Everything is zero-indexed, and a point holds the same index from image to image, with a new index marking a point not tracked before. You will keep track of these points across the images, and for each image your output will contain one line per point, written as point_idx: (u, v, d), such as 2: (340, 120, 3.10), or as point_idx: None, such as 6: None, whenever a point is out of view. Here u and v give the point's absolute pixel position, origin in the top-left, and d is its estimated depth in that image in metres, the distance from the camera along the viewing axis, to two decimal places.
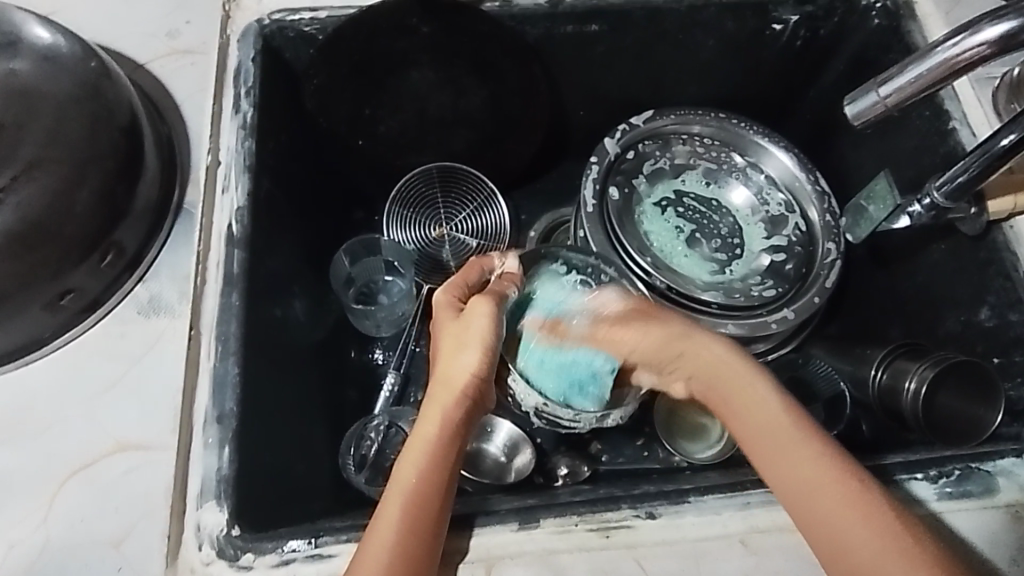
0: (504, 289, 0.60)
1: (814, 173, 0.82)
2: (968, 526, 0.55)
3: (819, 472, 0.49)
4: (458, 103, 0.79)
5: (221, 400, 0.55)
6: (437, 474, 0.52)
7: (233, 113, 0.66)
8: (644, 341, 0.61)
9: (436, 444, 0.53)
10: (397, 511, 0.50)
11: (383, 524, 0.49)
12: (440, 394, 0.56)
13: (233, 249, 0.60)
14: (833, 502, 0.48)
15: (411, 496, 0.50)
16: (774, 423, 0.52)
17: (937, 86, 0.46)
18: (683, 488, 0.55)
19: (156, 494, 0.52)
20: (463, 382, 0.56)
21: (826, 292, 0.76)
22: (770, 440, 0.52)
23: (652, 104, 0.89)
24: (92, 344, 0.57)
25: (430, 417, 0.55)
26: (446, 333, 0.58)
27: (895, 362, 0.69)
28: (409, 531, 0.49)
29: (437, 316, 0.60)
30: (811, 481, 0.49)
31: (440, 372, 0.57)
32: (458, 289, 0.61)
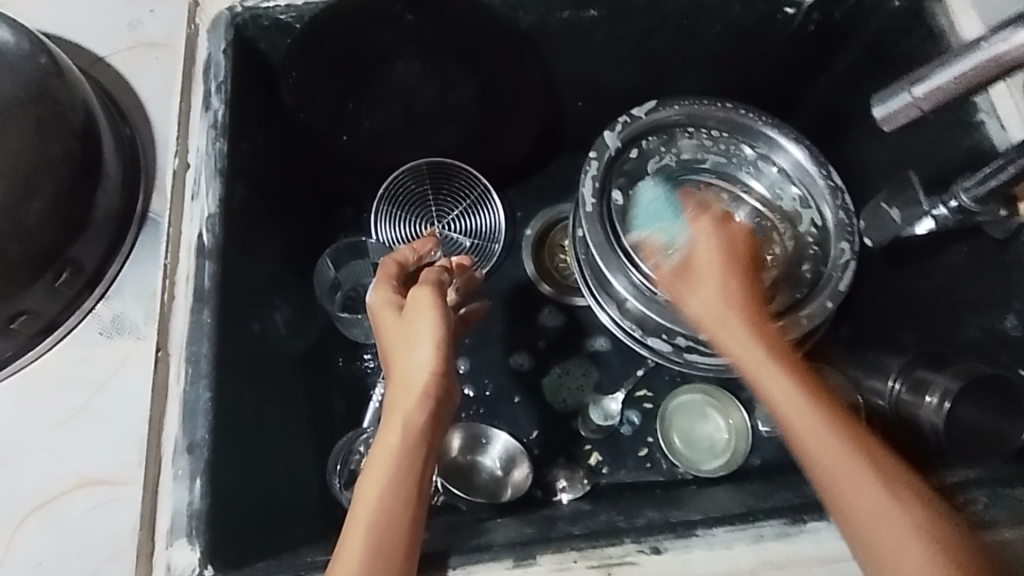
0: (439, 278, 0.57)
1: (827, 167, 0.77)
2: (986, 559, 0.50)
3: (871, 480, 0.47)
4: (446, 97, 0.76)
5: (192, 428, 0.51)
6: (402, 493, 0.48)
7: (203, 111, 0.61)
8: (718, 302, 0.57)
9: (399, 453, 0.49)
10: (366, 533, 0.47)
11: (352, 551, 0.46)
12: (400, 401, 0.51)
13: (203, 260, 0.55)
14: (884, 518, 0.45)
15: (376, 523, 0.47)
16: (829, 428, 0.48)
17: (976, 88, 0.42)
18: (692, 520, 0.52)
19: (122, 533, 0.48)
20: (421, 384, 0.51)
21: (839, 296, 0.72)
22: (815, 438, 0.48)
23: (653, 93, 0.84)
24: (50, 368, 0.52)
25: (389, 426, 0.50)
26: (389, 335, 0.54)
27: (916, 372, 0.64)
28: (380, 561, 0.46)
29: (375, 319, 0.56)
30: (864, 485, 0.46)
31: (397, 377, 0.52)
32: (389, 287, 0.58)
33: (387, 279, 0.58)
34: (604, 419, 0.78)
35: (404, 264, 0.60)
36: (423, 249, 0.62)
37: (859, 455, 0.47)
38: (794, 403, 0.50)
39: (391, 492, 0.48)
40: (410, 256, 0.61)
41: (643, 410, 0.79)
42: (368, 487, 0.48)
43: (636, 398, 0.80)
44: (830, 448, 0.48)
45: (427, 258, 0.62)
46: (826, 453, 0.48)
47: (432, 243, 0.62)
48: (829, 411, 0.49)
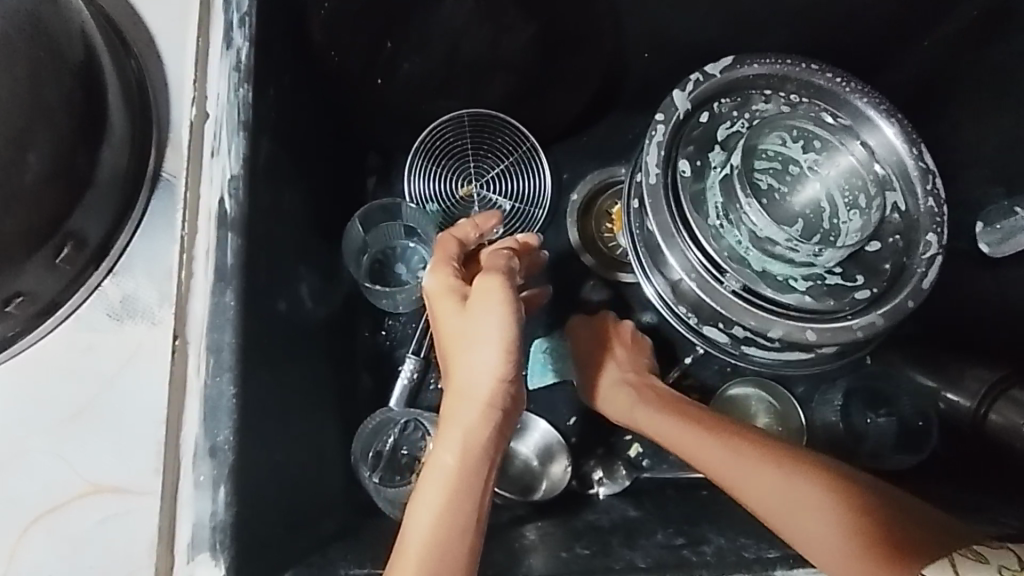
0: (507, 263, 0.48)
1: (920, 145, 0.70)
2: None
3: (777, 480, 0.49)
4: (497, 40, 0.68)
5: (214, 429, 0.44)
6: (457, 516, 0.43)
7: (224, 49, 0.51)
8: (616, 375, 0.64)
9: (461, 472, 0.44)
10: (418, 561, 0.42)
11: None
12: (459, 411, 0.44)
13: (226, 233, 0.48)
14: (798, 511, 0.47)
15: (430, 547, 0.42)
16: (736, 456, 0.52)
17: None
18: (769, 557, 0.47)
19: (139, 548, 0.43)
20: (487, 393, 0.44)
21: (921, 294, 0.66)
22: (722, 465, 0.52)
23: (729, 47, 0.74)
24: (52, 354, 0.46)
25: (445, 437, 0.44)
26: (451, 329, 0.47)
27: (1009, 392, 0.62)
28: None
29: (435, 307, 0.49)
30: (784, 495, 0.48)
31: (458, 379, 0.45)
32: (449, 271, 0.50)
33: (446, 260, 0.51)
34: None
35: (465, 243, 0.54)
36: (484, 225, 0.56)
37: (763, 462, 0.50)
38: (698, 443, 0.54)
39: (448, 516, 0.43)
40: (471, 236, 0.55)
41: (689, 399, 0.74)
42: (421, 507, 0.43)
43: (683, 386, 0.75)
44: (734, 470, 0.51)
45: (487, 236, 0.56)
46: (737, 479, 0.51)
47: (495, 219, 0.56)
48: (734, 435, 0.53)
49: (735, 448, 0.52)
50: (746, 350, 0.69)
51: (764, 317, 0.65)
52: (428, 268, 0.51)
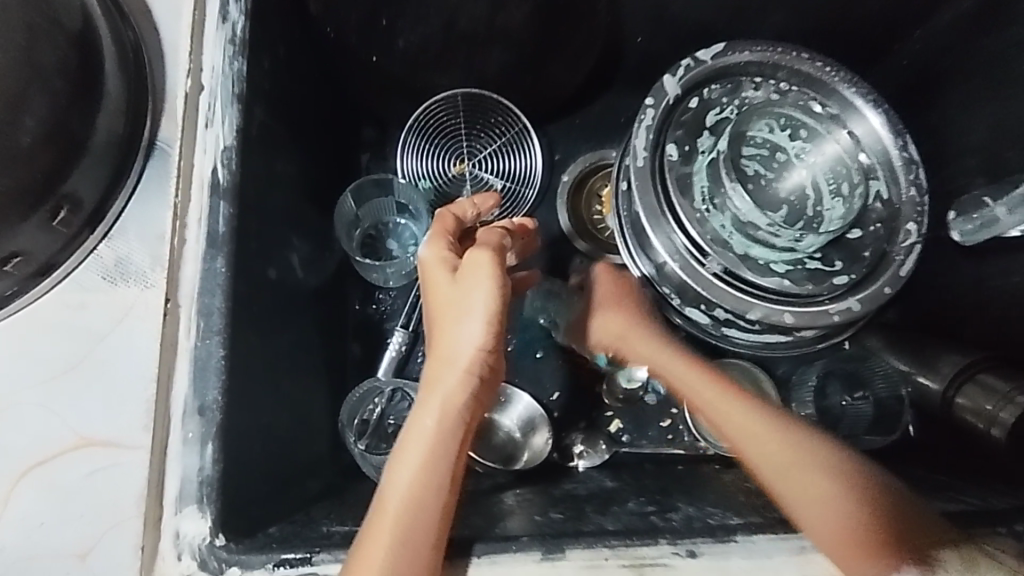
0: (500, 240, 0.50)
1: (903, 136, 0.72)
2: None
3: (800, 446, 0.54)
4: (493, 19, 0.69)
5: (203, 388, 0.46)
6: (433, 476, 0.45)
7: (219, 21, 0.52)
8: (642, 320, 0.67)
9: (439, 436, 0.46)
10: (397, 518, 0.44)
11: (381, 539, 0.43)
12: (441, 377, 0.47)
13: (218, 201, 0.49)
14: (817, 477, 0.52)
15: (404, 508, 0.44)
16: (760, 419, 0.57)
17: None
18: (731, 524, 0.48)
19: (128, 500, 0.45)
20: (466, 360, 0.47)
21: (898, 281, 0.68)
22: (763, 442, 0.55)
23: (723, 32, 0.74)
24: (46, 313, 0.47)
25: (427, 404, 0.47)
26: (439, 299, 0.49)
27: (978, 378, 0.61)
28: (402, 540, 0.43)
29: (427, 277, 0.50)
30: (800, 462, 0.53)
31: (440, 348, 0.48)
32: (445, 243, 0.52)
33: (443, 233, 0.53)
34: (628, 382, 0.74)
35: (462, 219, 0.55)
36: (482, 204, 0.57)
37: (788, 428, 0.56)
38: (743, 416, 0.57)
39: (426, 476, 0.45)
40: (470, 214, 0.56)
41: None
42: (401, 469, 0.45)
43: None
44: (772, 450, 0.54)
45: (484, 215, 0.58)
46: (761, 440, 0.55)
47: (493, 200, 0.57)
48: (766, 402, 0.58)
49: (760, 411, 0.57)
50: (726, 331, 0.71)
51: (745, 300, 0.67)
52: (424, 239, 0.53)
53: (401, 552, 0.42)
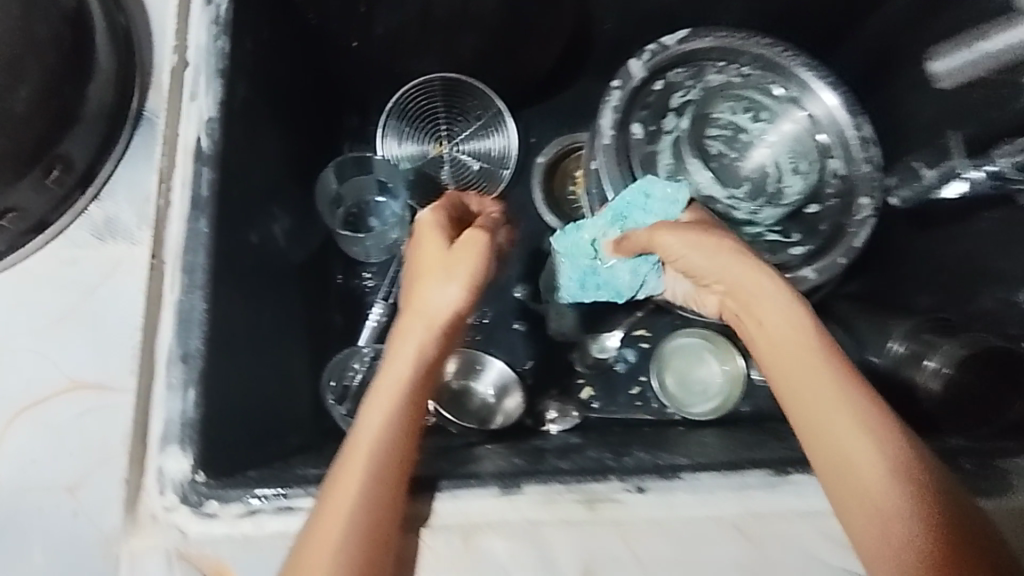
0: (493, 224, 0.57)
1: (860, 116, 0.74)
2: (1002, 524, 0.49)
3: (870, 447, 0.45)
4: (467, 6, 0.73)
5: (185, 338, 0.50)
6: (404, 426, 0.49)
7: (204, 2, 0.56)
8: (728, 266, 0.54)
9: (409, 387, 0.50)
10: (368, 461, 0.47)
11: (352, 478, 0.46)
12: (410, 327, 0.51)
13: (201, 167, 0.53)
14: (871, 464, 0.45)
15: (374, 449, 0.47)
16: (843, 420, 0.46)
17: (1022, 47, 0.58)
18: (678, 464, 0.52)
19: (115, 438, 0.48)
20: (441, 319, 0.52)
21: (852, 252, 0.71)
22: (838, 439, 0.46)
23: (687, 20, 0.78)
24: (41, 267, 0.51)
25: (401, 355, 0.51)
26: (425, 263, 0.54)
27: (922, 336, 0.65)
28: (375, 480, 0.46)
29: (421, 238, 0.55)
30: (864, 449, 0.46)
31: (415, 303, 0.52)
32: (443, 214, 0.57)
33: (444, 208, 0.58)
34: (600, 351, 0.80)
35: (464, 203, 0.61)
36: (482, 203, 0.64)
37: (877, 442, 0.46)
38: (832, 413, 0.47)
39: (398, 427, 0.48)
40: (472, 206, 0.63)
41: (639, 349, 0.81)
42: (371, 413, 0.49)
43: (635, 337, 0.81)
44: (850, 443, 0.46)
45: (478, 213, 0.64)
46: (825, 422, 0.47)
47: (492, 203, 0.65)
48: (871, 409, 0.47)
49: (845, 411, 0.47)
50: None
51: None
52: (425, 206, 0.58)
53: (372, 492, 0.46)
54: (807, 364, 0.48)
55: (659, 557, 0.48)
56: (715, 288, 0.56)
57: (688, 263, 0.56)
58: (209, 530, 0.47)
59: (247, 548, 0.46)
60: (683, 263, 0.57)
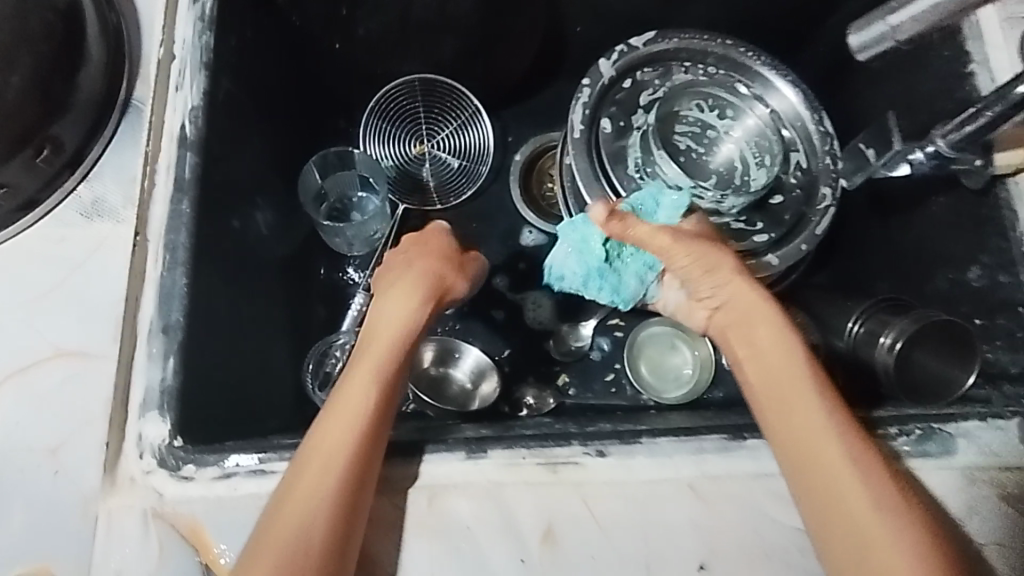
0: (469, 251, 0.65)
1: (819, 111, 0.77)
2: (929, 485, 0.54)
3: (853, 472, 0.47)
4: (443, 9, 0.77)
5: (167, 310, 0.53)
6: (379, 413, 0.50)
7: (191, 1, 0.60)
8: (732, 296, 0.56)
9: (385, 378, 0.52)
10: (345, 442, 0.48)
11: (328, 457, 0.47)
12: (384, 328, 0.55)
13: (185, 152, 0.57)
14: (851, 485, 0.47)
15: (351, 435, 0.48)
16: (828, 447, 0.48)
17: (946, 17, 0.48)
18: (638, 428, 0.54)
19: (96, 402, 0.50)
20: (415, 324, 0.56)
21: (814, 239, 0.74)
22: (816, 450, 0.48)
23: (655, 23, 0.82)
24: (30, 244, 0.54)
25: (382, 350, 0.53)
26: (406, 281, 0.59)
27: (877, 315, 0.67)
28: (349, 466, 0.47)
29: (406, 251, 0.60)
30: (848, 473, 0.47)
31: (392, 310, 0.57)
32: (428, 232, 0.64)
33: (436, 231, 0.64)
34: (577, 341, 0.81)
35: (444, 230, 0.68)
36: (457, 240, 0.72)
37: (857, 469, 0.47)
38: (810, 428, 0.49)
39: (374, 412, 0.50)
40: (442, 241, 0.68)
41: (614, 337, 0.82)
42: (344, 400, 0.50)
43: (609, 326, 0.82)
44: (829, 456, 0.48)
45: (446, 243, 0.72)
46: (806, 439, 0.49)
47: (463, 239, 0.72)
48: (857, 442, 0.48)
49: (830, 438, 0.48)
50: None
51: None
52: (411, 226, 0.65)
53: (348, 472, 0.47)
54: (800, 395, 0.50)
55: (615, 515, 0.51)
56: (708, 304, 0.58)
57: (690, 271, 0.57)
58: (186, 492, 0.49)
59: (221, 509, 0.48)
60: (684, 269, 0.58)
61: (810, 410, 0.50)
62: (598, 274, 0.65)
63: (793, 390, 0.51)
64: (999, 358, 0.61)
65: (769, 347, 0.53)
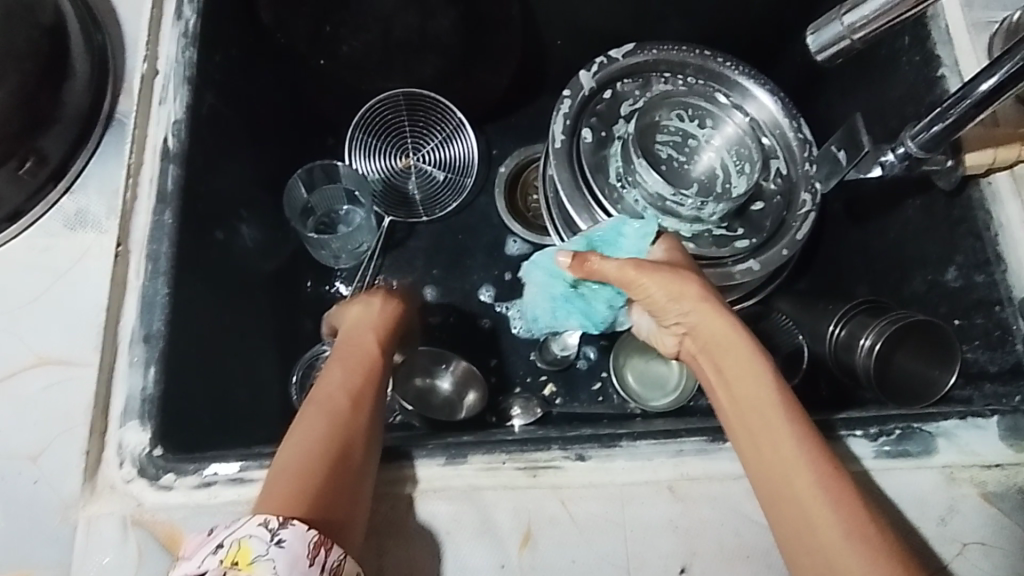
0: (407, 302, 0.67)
1: (797, 119, 0.77)
2: (887, 486, 0.53)
3: (820, 499, 0.45)
4: (424, 25, 0.78)
5: (148, 319, 0.53)
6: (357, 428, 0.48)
7: (175, 19, 0.62)
8: (700, 318, 0.54)
9: (361, 396, 0.51)
10: (316, 450, 0.46)
11: (289, 482, 0.44)
12: (344, 360, 0.54)
13: (168, 164, 0.58)
14: (816, 513, 0.45)
15: (311, 462, 0.45)
16: (793, 473, 0.46)
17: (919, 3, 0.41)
18: (618, 432, 0.54)
19: (75, 410, 0.51)
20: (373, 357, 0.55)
21: (795, 245, 0.73)
22: (786, 470, 0.46)
23: (633, 36, 0.84)
24: (14, 255, 0.55)
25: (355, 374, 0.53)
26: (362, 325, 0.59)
27: (856, 318, 0.67)
28: (311, 493, 0.44)
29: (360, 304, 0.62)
30: (812, 499, 0.45)
31: (349, 347, 0.56)
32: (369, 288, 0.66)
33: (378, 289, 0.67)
34: (561, 350, 0.80)
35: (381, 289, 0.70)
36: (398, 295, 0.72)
37: (823, 496, 0.45)
38: (779, 448, 0.47)
39: (349, 423, 0.48)
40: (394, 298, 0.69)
41: (599, 346, 0.82)
42: (303, 430, 0.47)
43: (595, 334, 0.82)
44: (797, 478, 0.46)
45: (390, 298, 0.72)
46: (772, 466, 0.47)
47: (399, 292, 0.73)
48: (827, 467, 0.46)
49: (796, 464, 0.46)
50: None
51: None
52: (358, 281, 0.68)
53: (320, 478, 0.45)
54: (766, 419, 0.48)
55: (594, 517, 0.50)
56: (678, 327, 0.57)
57: (656, 299, 0.56)
58: (165, 499, 0.49)
59: (199, 515, 0.48)
60: (650, 299, 0.57)
61: (776, 434, 0.48)
62: (565, 301, 0.68)
63: (759, 414, 0.49)
64: (977, 358, 0.62)
65: (737, 370, 0.52)
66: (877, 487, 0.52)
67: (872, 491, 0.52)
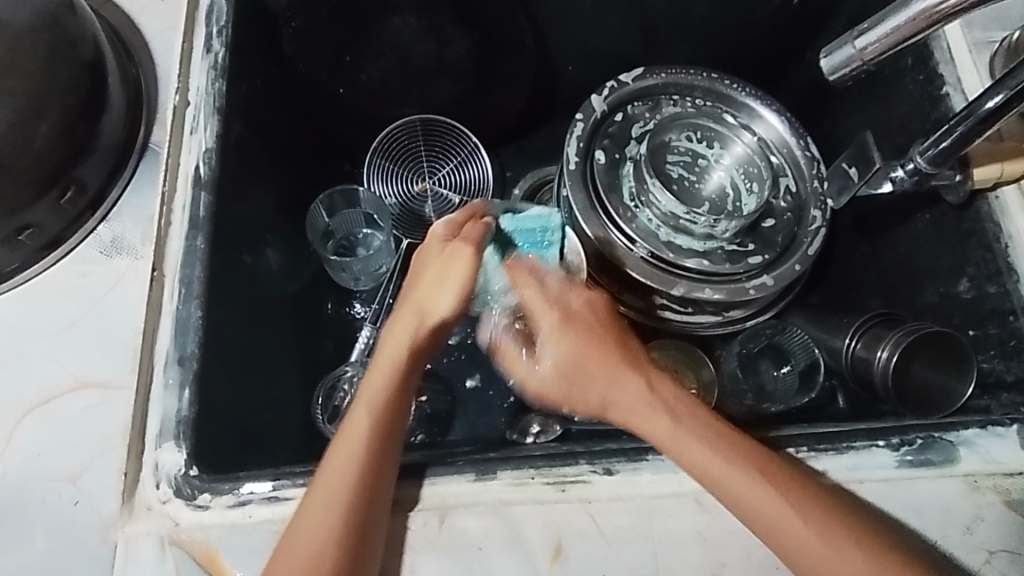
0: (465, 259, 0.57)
1: (805, 138, 0.78)
2: (911, 494, 0.53)
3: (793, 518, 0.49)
4: (441, 54, 0.82)
5: (182, 342, 0.54)
6: (371, 478, 0.49)
7: (204, 52, 0.64)
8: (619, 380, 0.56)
9: (366, 443, 0.51)
10: (329, 519, 0.47)
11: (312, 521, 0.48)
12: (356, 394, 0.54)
13: (200, 191, 0.60)
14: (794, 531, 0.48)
15: (336, 495, 0.48)
16: (760, 497, 0.49)
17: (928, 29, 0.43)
18: (644, 446, 0.55)
19: (113, 431, 0.52)
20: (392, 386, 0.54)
21: (807, 259, 0.73)
22: (752, 494, 0.50)
23: (641, 60, 0.86)
24: (54, 281, 0.57)
25: (357, 422, 0.52)
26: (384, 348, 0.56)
27: (871, 331, 0.68)
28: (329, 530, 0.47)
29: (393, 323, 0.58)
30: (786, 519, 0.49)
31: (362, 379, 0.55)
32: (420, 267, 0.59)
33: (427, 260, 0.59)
34: None
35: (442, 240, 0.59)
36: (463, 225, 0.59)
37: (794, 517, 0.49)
38: (736, 479, 0.50)
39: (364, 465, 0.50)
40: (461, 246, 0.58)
41: None
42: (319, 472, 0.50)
43: None
44: (765, 496, 0.49)
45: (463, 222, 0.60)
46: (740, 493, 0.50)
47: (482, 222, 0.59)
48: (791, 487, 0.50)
49: (760, 489, 0.50)
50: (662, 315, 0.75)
51: (668, 279, 0.71)
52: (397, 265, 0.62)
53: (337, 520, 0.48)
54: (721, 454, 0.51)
55: (622, 530, 0.51)
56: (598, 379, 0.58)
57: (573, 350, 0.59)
58: (201, 519, 0.49)
59: (236, 534, 0.49)
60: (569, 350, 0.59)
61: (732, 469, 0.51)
62: None
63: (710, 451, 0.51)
64: (993, 368, 0.62)
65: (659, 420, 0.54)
66: (901, 495, 0.53)
67: (897, 500, 0.53)
